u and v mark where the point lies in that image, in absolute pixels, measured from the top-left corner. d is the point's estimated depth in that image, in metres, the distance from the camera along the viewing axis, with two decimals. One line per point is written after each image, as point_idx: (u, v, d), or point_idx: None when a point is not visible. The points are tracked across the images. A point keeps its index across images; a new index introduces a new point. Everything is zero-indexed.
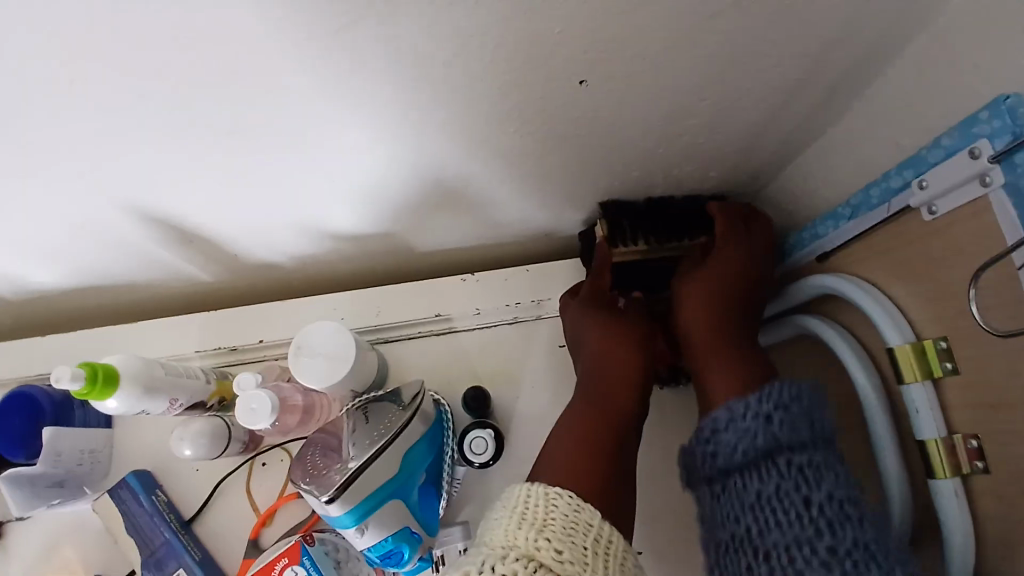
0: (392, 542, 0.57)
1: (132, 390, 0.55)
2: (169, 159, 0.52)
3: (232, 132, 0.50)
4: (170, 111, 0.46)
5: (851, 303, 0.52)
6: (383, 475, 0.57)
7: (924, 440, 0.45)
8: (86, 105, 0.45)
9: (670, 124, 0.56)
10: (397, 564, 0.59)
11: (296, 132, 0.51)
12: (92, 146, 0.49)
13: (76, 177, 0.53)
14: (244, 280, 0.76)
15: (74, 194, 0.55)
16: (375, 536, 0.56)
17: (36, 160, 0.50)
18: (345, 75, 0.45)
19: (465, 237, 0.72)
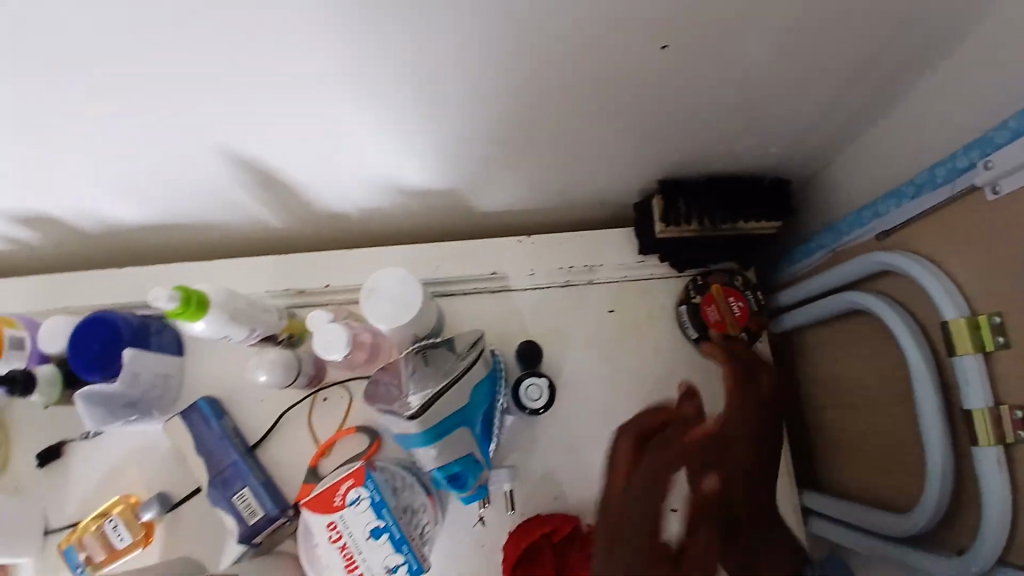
0: (460, 467, 0.62)
1: (219, 316, 0.59)
2: (261, 103, 0.55)
3: (321, 77, 0.53)
4: (271, 52, 0.49)
5: (908, 280, 0.54)
6: (449, 408, 0.61)
7: (971, 409, 0.47)
8: (195, 44, 0.48)
9: (740, 95, 0.57)
10: (458, 488, 0.64)
11: (383, 78, 0.53)
12: (194, 82, 0.52)
13: (174, 117, 0.56)
14: (311, 230, 0.80)
15: (170, 134, 0.58)
16: (442, 460, 0.61)
17: (141, 96, 0.53)
18: (437, 17, 0.47)
19: (524, 199, 0.75)
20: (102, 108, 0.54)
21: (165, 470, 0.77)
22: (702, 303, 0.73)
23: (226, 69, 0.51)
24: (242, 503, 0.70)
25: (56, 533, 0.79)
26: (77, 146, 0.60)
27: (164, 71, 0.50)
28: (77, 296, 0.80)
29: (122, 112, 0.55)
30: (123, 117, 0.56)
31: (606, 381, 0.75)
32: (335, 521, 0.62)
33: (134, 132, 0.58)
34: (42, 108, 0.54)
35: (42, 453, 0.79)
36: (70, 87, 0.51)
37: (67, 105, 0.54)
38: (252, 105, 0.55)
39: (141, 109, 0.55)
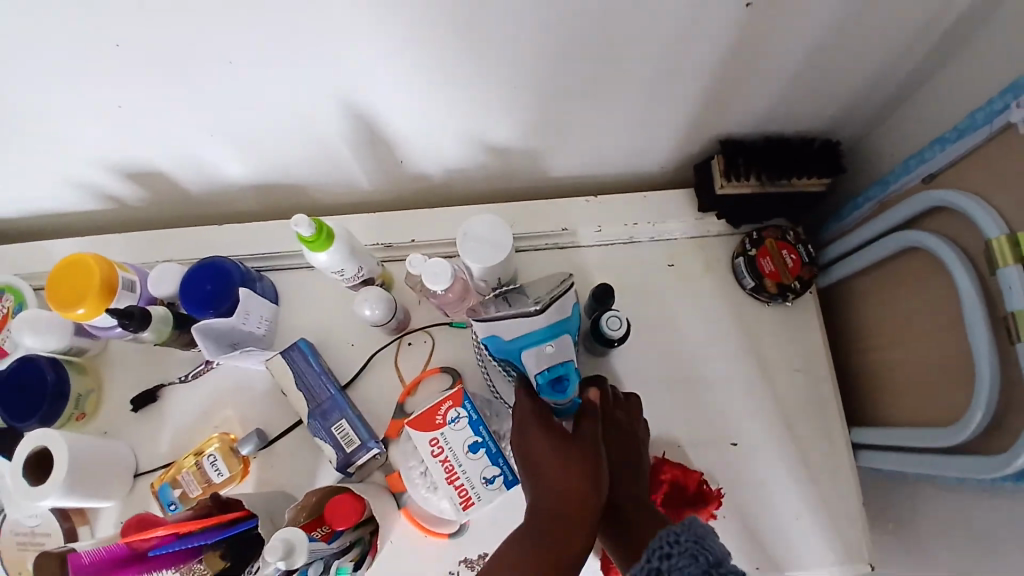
0: (567, 371, 0.67)
1: (342, 247, 0.67)
2: (384, 56, 0.63)
3: (444, 36, 0.60)
4: (409, 10, 0.57)
5: (955, 213, 0.61)
6: (563, 314, 0.69)
7: (1014, 312, 0.54)
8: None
9: (797, 61, 0.65)
10: (558, 396, 0.67)
11: (486, 39, 0.61)
12: (322, 38, 0.59)
13: (305, 69, 0.64)
14: (398, 190, 0.88)
15: (299, 84, 0.66)
16: (552, 359, 0.66)
17: (275, 52, 0.61)
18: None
19: (592, 160, 0.84)
20: (241, 64, 0.62)
21: (260, 410, 0.84)
22: (758, 256, 0.80)
23: (368, 24, 0.58)
24: (340, 432, 0.75)
25: (149, 473, 0.83)
26: (213, 97, 0.67)
27: (312, 25, 0.58)
28: (179, 248, 0.87)
29: (264, 63, 0.62)
30: (258, 68, 0.63)
31: (669, 327, 0.82)
32: (437, 438, 0.68)
33: (266, 84, 0.66)
34: (193, 59, 0.61)
35: (136, 398, 0.84)
36: (226, 38, 0.58)
37: (215, 56, 0.61)
38: (377, 58, 0.63)
39: (279, 62, 0.62)
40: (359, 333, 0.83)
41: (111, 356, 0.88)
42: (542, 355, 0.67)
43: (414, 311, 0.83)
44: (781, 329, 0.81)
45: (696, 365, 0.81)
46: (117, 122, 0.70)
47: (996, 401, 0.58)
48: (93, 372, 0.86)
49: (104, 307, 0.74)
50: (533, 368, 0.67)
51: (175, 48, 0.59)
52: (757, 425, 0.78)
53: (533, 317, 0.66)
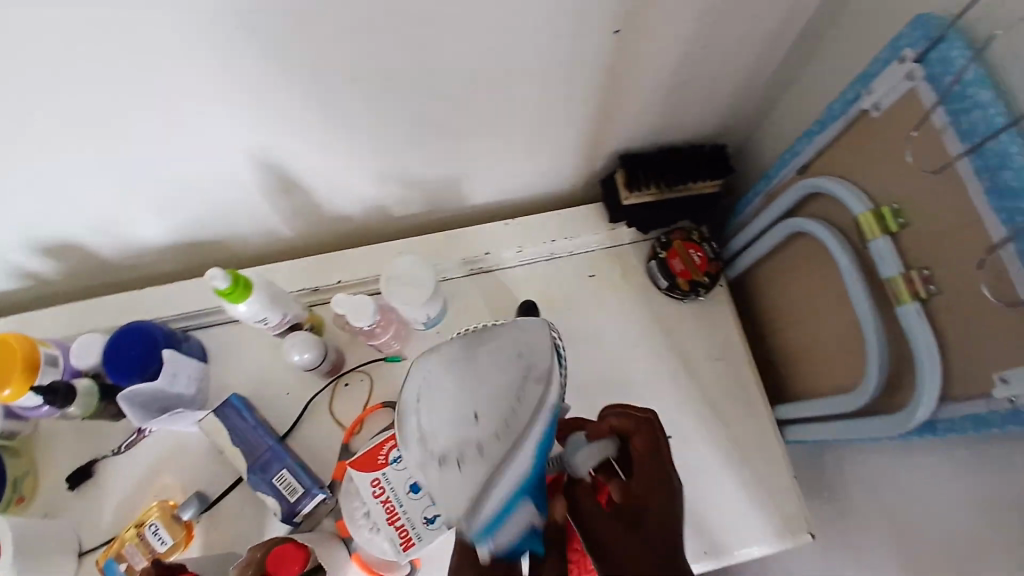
0: (529, 543, 0.49)
1: (261, 296, 0.67)
2: (297, 100, 0.65)
3: (351, 75, 0.63)
4: (316, 53, 0.60)
5: (828, 197, 0.67)
6: (506, 499, 0.45)
7: (889, 278, 0.60)
8: (253, 48, 0.57)
9: (676, 74, 0.71)
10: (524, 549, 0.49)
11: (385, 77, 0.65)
12: (227, 89, 0.61)
13: (216, 121, 0.65)
14: (320, 234, 0.89)
15: (215, 137, 0.67)
16: (519, 532, 0.47)
17: (182, 108, 0.62)
18: (429, 28, 0.59)
19: (507, 185, 0.87)
20: (148, 123, 0.63)
21: (201, 471, 0.82)
22: (668, 257, 0.85)
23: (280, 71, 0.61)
24: (282, 483, 0.75)
25: (94, 550, 0.79)
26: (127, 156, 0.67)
27: (221, 76, 0.60)
28: (102, 316, 0.85)
29: (176, 117, 0.63)
30: (166, 126, 0.64)
31: (598, 334, 0.85)
32: (379, 478, 0.67)
33: (181, 138, 0.66)
34: (103, 118, 0.61)
35: (71, 475, 0.81)
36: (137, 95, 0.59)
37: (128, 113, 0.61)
38: (290, 104, 0.65)
39: (192, 115, 0.63)
40: (294, 381, 0.82)
41: (44, 435, 0.84)
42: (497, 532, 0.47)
43: (348, 351, 0.82)
44: (699, 323, 0.86)
45: (627, 367, 0.84)
46: (25, 195, 0.69)
47: (887, 361, 0.63)
48: (27, 453, 0.83)
49: (29, 386, 0.73)
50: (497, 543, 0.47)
51: (84, 108, 0.59)
52: (691, 417, 0.82)
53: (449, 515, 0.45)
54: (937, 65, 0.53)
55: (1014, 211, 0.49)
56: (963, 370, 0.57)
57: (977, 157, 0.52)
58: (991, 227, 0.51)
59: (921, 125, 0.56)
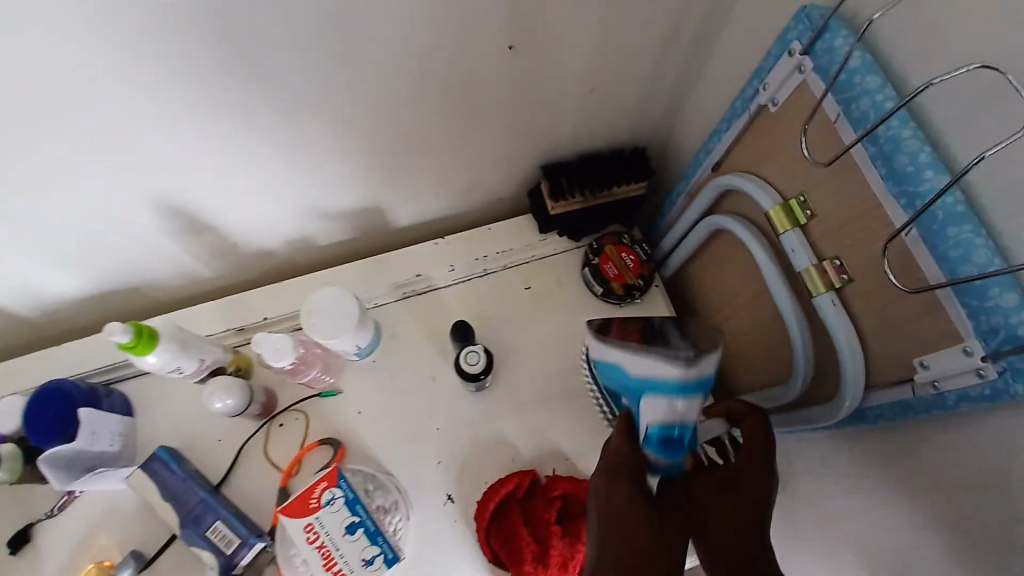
0: (679, 432, 0.56)
1: (170, 345, 0.65)
2: (204, 140, 0.63)
3: (256, 109, 0.62)
4: (216, 91, 0.58)
5: (741, 193, 0.68)
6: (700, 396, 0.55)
7: (804, 270, 0.60)
8: (148, 90, 0.55)
9: (582, 80, 0.71)
10: (668, 452, 0.56)
11: (281, 108, 0.63)
12: (120, 135, 0.58)
13: (120, 164, 0.62)
14: (243, 273, 0.86)
15: (122, 180, 0.64)
16: (676, 417, 0.55)
17: (73, 155, 0.59)
18: (316, 57, 0.58)
19: (432, 204, 0.86)
20: (42, 172, 0.60)
21: (137, 530, 0.78)
22: (600, 263, 0.85)
23: (181, 111, 0.59)
24: (217, 536, 0.72)
25: None
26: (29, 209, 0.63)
27: (116, 121, 0.57)
28: (21, 378, 0.81)
29: (74, 164, 0.60)
30: (61, 174, 0.61)
31: (539, 346, 0.84)
32: (312, 523, 0.65)
33: (84, 186, 0.63)
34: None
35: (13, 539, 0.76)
36: (32, 146, 0.57)
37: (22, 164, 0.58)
38: (197, 142, 0.63)
39: (90, 163, 0.61)
40: (226, 427, 0.79)
41: None
42: (669, 409, 0.55)
43: (281, 390, 0.80)
44: None
45: (569, 377, 0.83)
46: None
47: (812, 350, 0.63)
48: None
49: None
50: (649, 417, 0.56)
51: None
52: None
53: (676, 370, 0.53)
54: (823, 55, 0.54)
55: (912, 196, 0.49)
56: (884, 356, 0.57)
57: (871, 144, 0.51)
58: (892, 212, 0.51)
59: (814, 115, 0.57)
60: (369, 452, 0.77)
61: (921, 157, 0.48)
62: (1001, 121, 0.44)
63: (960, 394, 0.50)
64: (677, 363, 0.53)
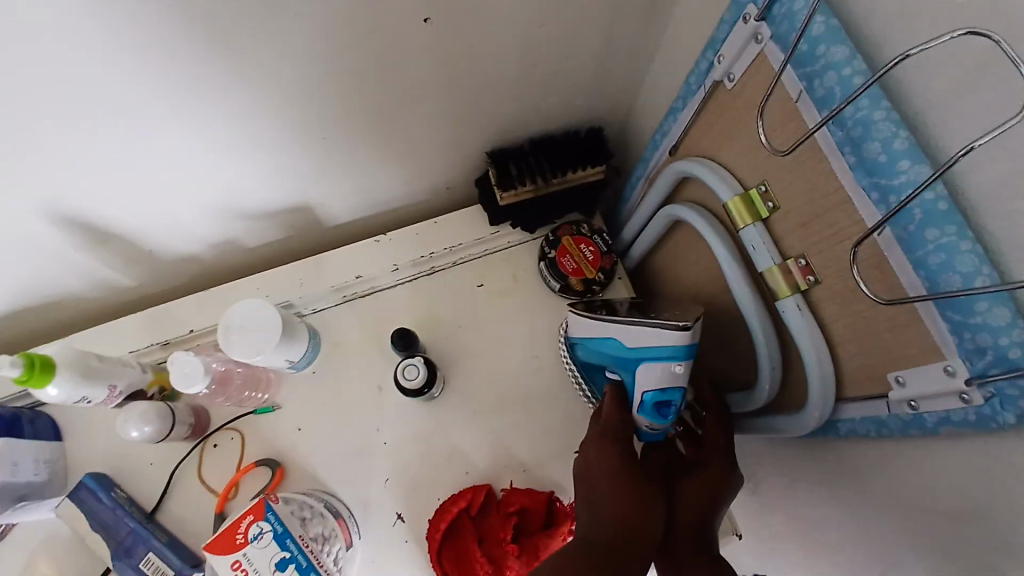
0: (674, 398, 0.59)
1: (70, 376, 0.60)
2: (101, 141, 0.56)
3: (154, 104, 0.55)
4: (103, 86, 0.51)
5: (699, 181, 0.60)
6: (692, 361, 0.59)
7: (765, 270, 0.53)
8: (23, 87, 0.48)
9: (520, 55, 0.63)
10: (660, 417, 0.60)
11: (174, 104, 0.55)
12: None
13: (6, 170, 0.55)
14: (169, 280, 0.79)
15: (13, 188, 0.57)
16: (672, 381, 0.58)
17: None
18: (201, 46, 0.51)
19: (370, 197, 0.78)
20: None
21: (70, 559, 0.73)
22: (557, 256, 0.78)
23: (66, 110, 0.52)
24: (149, 568, 0.66)
25: None
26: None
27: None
28: None
29: None
30: None
31: (495, 348, 0.77)
32: (239, 560, 0.58)
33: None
34: None
35: None
36: None
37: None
38: (94, 144, 0.56)
39: None
40: (157, 449, 0.73)
41: None
42: (668, 374, 0.58)
43: (213, 408, 0.74)
44: None
45: (525, 380, 0.76)
46: None
47: (778, 358, 0.57)
48: None
49: None
50: (644, 385, 0.60)
51: None
52: None
53: (679, 329, 0.57)
54: (783, 22, 0.46)
55: (885, 190, 0.42)
56: (855, 367, 0.51)
57: (839, 128, 0.44)
58: (863, 207, 0.44)
59: (774, 94, 0.49)
60: (309, 470, 0.72)
61: (896, 144, 0.40)
62: (990, 99, 0.36)
63: (941, 417, 0.44)
64: (677, 328, 0.57)
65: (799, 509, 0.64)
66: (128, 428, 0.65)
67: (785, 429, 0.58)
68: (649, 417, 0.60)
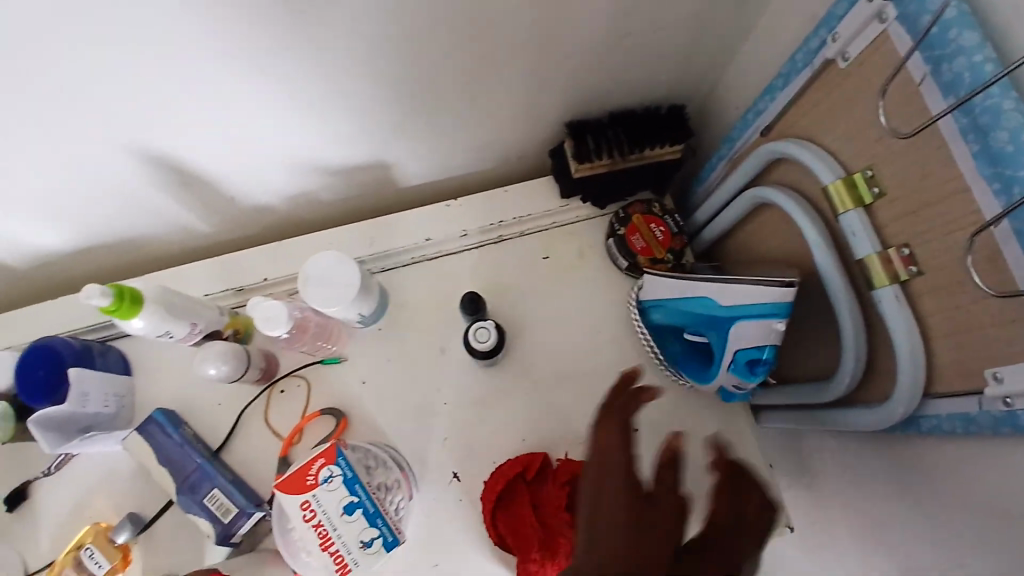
0: (764, 355, 0.62)
1: (155, 310, 0.61)
2: (202, 83, 0.57)
3: (255, 47, 0.55)
4: (209, 26, 0.52)
5: (794, 163, 0.60)
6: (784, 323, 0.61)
7: (863, 257, 0.53)
8: (137, 22, 0.50)
9: (616, 23, 0.63)
10: (746, 374, 0.63)
11: (273, 49, 0.56)
12: (97, 75, 0.53)
13: (110, 107, 0.57)
14: (243, 228, 0.81)
15: (114, 125, 0.59)
16: (769, 340, 0.61)
17: (50, 97, 0.54)
18: None
19: (445, 161, 0.79)
20: (20, 116, 0.55)
21: (134, 491, 0.76)
22: (627, 234, 0.77)
23: (175, 49, 0.53)
24: (213, 504, 0.68)
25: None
26: (14, 156, 0.59)
27: (104, 56, 0.52)
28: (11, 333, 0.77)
29: (78, 100, 0.55)
30: (41, 118, 0.56)
31: (557, 320, 0.77)
32: (309, 501, 0.60)
33: (69, 134, 0.58)
34: None
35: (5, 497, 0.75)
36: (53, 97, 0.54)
37: (2, 103, 0.53)
38: (193, 87, 0.57)
39: (66, 108, 0.55)
40: (224, 391, 0.75)
41: None
42: (768, 330, 0.61)
43: (282, 355, 0.76)
44: None
45: (587, 355, 0.76)
46: None
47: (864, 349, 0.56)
48: None
49: None
50: (738, 343, 0.62)
51: None
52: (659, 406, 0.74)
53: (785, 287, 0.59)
54: (912, 2, 0.45)
55: (1009, 181, 0.41)
56: (949, 361, 0.50)
57: (963, 114, 0.43)
58: (980, 198, 0.43)
59: (893, 77, 0.48)
60: (370, 424, 0.73)
61: None
62: None
63: None
64: (782, 285, 0.59)
65: (857, 502, 0.64)
66: (207, 367, 0.67)
67: (863, 421, 0.58)
68: (738, 373, 0.63)
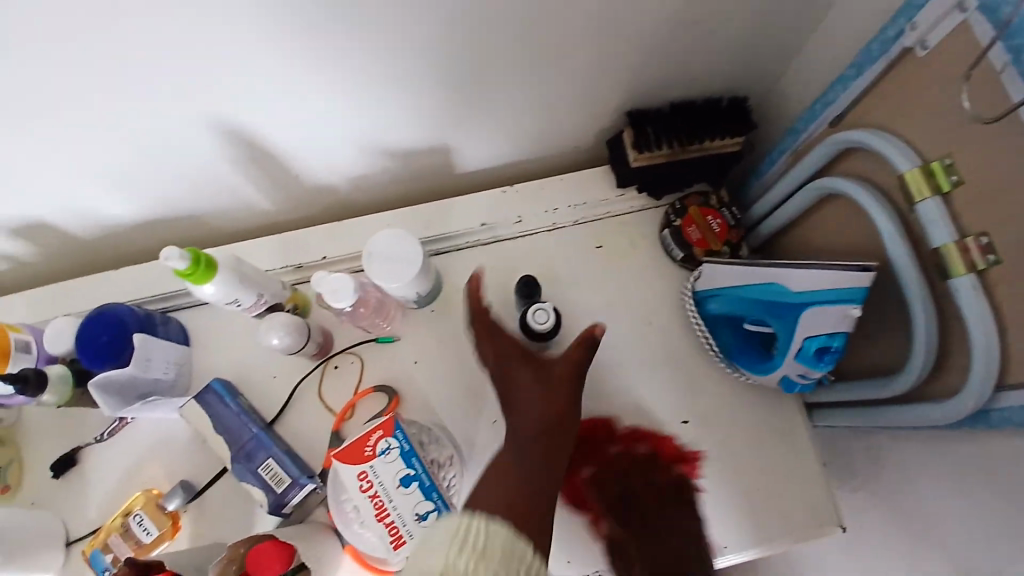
0: (834, 343, 0.61)
1: (227, 275, 0.63)
2: (282, 62, 0.59)
3: (338, 27, 0.57)
4: (297, 5, 0.53)
5: (867, 151, 0.59)
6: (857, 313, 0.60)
7: (940, 246, 0.52)
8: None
9: (684, 12, 0.63)
10: (815, 362, 0.63)
11: (354, 30, 0.57)
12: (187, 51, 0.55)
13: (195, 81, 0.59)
14: (302, 207, 0.82)
15: (196, 100, 0.61)
16: (841, 328, 0.61)
17: (141, 72, 0.56)
18: None
19: (502, 148, 0.80)
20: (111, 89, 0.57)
21: (186, 460, 0.77)
22: (682, 224, 0.78)
23: (260, 28, 0.55)
24: (267, 473, 0.69)
25: (82, 539, 0.75)
26: (96, 129, 0.61)
27: (196, 32, 0.54)
28: (78, 300, 0.80)
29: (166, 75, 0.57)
30: (129, 93, 0.58)
31: (608, 308, 0.78)
32: (366, 471, 0.61)
33: (152, 108, 0.60)
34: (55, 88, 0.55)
35: (54, 464, 0.77)
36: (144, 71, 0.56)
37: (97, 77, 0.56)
38: (273, 65, 0.59)
39: (153, 83, 0.58)
40: (279, 364, 0.77)
41: (29, 425, 0.81)
42: (842, 317, 0.60)
43: (337, 331, 0.77)
44: None
45: (638, 344, 0.76)
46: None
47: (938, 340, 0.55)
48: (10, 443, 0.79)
49: None
50: (807, 331, 0.62)
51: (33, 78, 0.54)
52: (710, 397, 0.74)
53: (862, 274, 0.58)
54: None
55: None
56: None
57: None
58: None
59: (973, 65, 0.47)
60: (421, 402, 0.74)
61: None
62: None
63: None
64: (856, 271, 0.58)
65: (913, 501, 0.63)
66: (270, 337, 0.69)
67: (932, 413, 0.57)
68: (807, 360, 0.63)
